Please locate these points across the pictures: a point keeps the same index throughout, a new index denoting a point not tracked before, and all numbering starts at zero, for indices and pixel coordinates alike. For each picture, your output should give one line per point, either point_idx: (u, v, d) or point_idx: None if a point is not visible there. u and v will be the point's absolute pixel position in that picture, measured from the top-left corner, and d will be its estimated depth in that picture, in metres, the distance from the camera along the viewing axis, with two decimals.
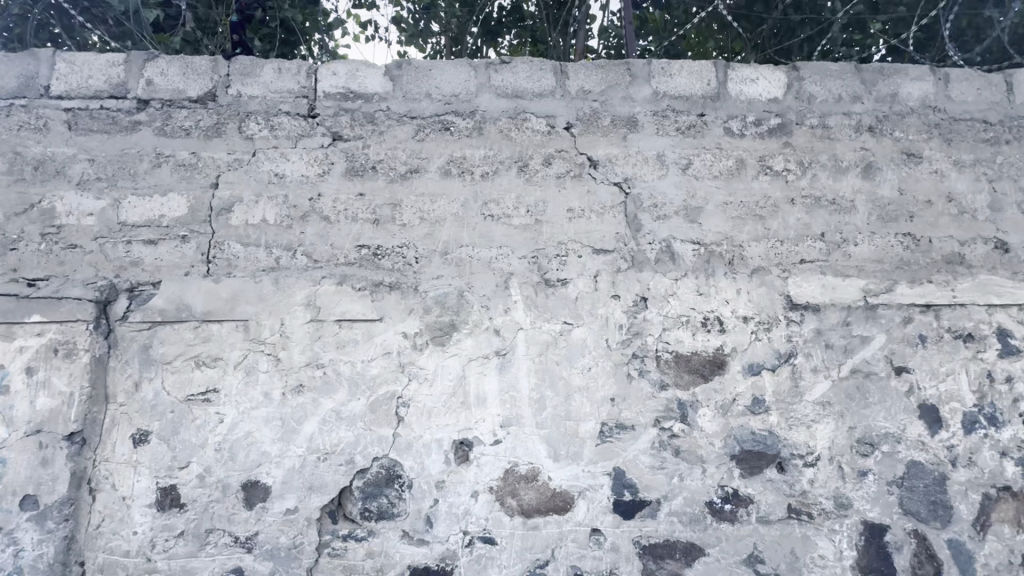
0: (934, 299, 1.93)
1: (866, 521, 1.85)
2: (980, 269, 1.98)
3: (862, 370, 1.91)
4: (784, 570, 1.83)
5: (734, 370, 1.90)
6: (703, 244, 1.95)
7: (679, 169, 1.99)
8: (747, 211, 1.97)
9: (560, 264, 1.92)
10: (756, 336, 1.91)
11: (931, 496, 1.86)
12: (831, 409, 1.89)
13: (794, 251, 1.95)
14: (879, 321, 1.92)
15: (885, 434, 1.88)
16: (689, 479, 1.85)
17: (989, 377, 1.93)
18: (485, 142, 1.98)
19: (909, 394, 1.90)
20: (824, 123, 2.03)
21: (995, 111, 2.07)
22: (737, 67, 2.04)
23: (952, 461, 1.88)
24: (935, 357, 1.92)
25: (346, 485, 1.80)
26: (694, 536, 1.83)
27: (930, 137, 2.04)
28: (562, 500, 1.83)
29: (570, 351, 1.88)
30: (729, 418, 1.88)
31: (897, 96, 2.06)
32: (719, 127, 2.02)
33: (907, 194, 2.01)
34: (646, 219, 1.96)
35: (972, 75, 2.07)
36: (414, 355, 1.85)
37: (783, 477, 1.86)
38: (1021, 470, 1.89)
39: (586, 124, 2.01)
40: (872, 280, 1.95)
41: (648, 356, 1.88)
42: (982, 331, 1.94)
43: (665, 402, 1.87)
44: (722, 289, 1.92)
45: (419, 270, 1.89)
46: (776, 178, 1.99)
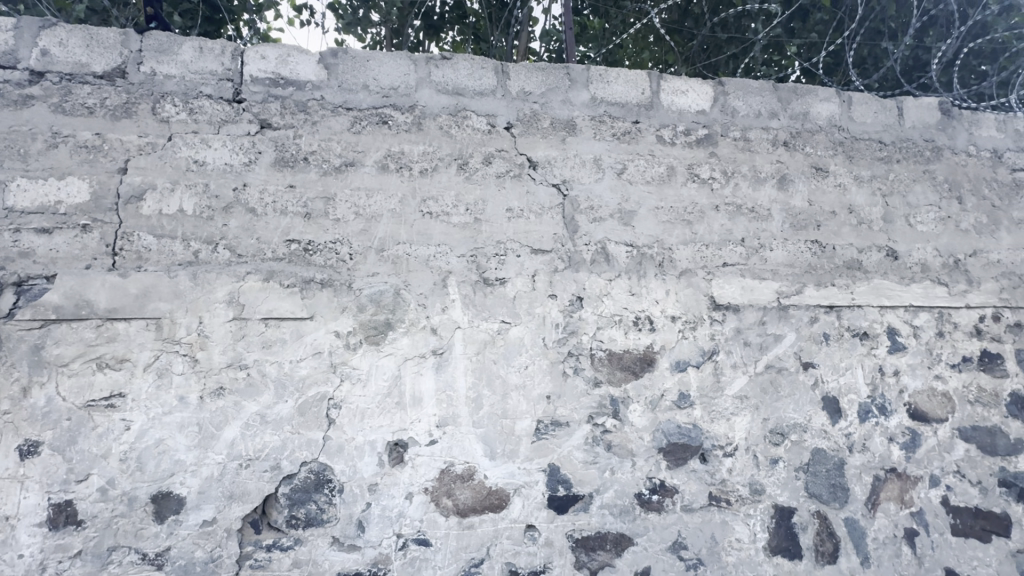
0: (836, 301, 2.13)
1: (776, 505, 2.01)
2: (875, 274, 2.20)
3: (775, 366, 2.07)
4: (705, 555, 1.94)
5: (663, 367, 1.99)
6: (636, 246, 2.03)
7: (614, 173, 2.06)
8: (677, 216, 2.08)
9: (499, 263, 1.93)
10: (682, 335, 2.01)
11: (831, 480, 2.05)
12: (748, 402, 2.03)
13: (718, 254, 2.08)
14: (790, 321, 2.09)
15: (793, 424, 2.05)
16: (620, 472, 1.92)
17: (880, 371, 2.15)
18: (424, 138, 1.95)
19: (814, 388, 2.09)
20: (745, 136, 2.18)
21: (888, 132, 2.31)
22: (669, 78, 2.14)
23: (849, 447, 2.08)
24: (836, 353, 2.12)
25: (271, 492, 1.71)
26: (623, 527, 1.90)
27: (835, 154, 2.24)
28: (497, 498, 1.84)
29: (507, 350, 1.89)
30: (657, 412, 1.97)
31: (808, 114, 2.24)
32: (652, 135, 2.11)
33: (815, 205, 2.20)
34: (583, 220, 2.01)
35: (870, 99, 2.30)
36: (347, 355, 1.79)
37: (705, 467, 1.98)
38: (905, 453, 2.13)
39: (526, 125, 2.03)
40: (784, 283, 2.11)
41: (583, 354, 1.94)
42: (875, 329, 2.16)
43: (598, 398, 1.93)
44: (653, 290, 2.01)
45: (353, 267, 1.83)
46: (702, 185, 2.11)
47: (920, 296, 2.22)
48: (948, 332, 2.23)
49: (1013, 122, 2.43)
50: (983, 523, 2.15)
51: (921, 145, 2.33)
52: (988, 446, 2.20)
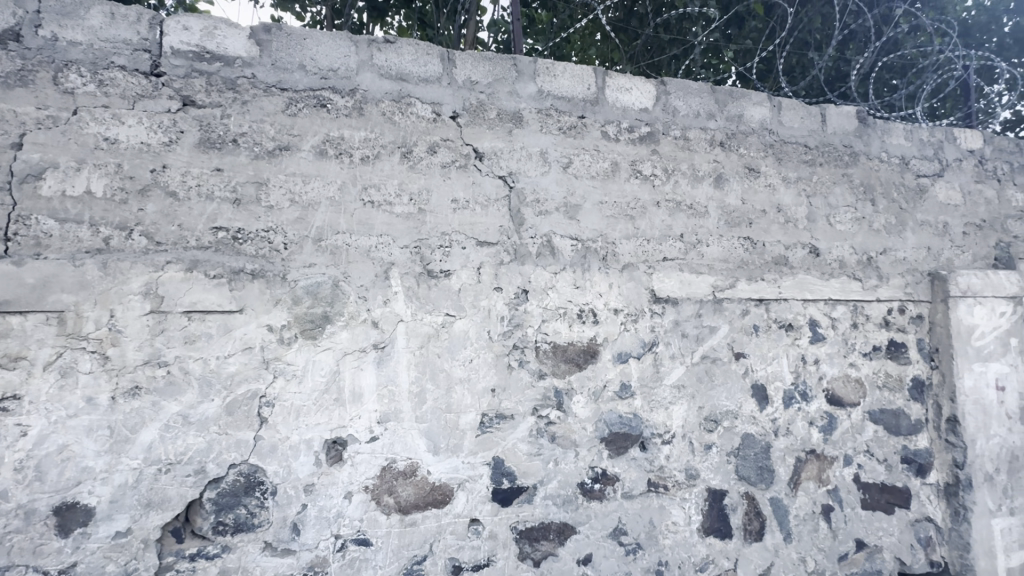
0: (765, 295, 2.26)
1: (710, 488, 2.11)
2: (800, 270, 2.35)
3: (710, 356, 2.16)
4: (644, 539, 2.00)
5: (605, 359, 2.03)
6: (581, 240, 2.05)
7: (560, 167, 2.07)
8: (620, 211, 2.12)
9: (443, 255, 1.89)
10: (625, 327, 2.06)
11: (759, 462, 2.18)
12: (684, 391, 2.12)
13: (658, 249, 2.15)
14: (724, 313, 2.20)
15: (725, 412, 2.16)
16: (563, 462, 1.95)
17: (803, 360, 2.31)
18: (366, 124, 1.87)
19: (745, 376, 2.21)
20: (685, 135, 2.26)
21: (813, 137, 2.46)
22: (614, 75, 2.17)
23: (775, 431, 2.22)
24: (765, 344, 2.25)
25: (194, 497, 1.59)
26: (566, 517, 1.93)
27: (766, 156, 2.37)
28: (440, 494, 1.81)
29: (452, 343, 1.86)
30: (600, 403, 2.01)
31: (742, 117, 2.35)
32: (597, 130, 2.14)
33: (748, 203, 2.31)
34: (529, 213, 2.01)
35: (798, 105, 2.45)
36: (281, 350, 1.69)
37: (645, 455, 2.04)
38: (823, 435, 2.30)
39: (472, 114, 1.99)
40: (719, 277, 2.21)
41: (528, 346, 1.94)
42: (799, 321, 2.31)
43: (543, 390, 1.95)
44: (596, 283, 2.04)
45: (288, 257, 1.73)
46: (644, 181, 2.17)
47: (838, 290, 2.39)
48: (861, 323, 2.42)
49: (918, 132, 2.67)
50: (888, 497, 2.36)
51: (841, 150, 2.51)
52: (893, 427, 2.42)
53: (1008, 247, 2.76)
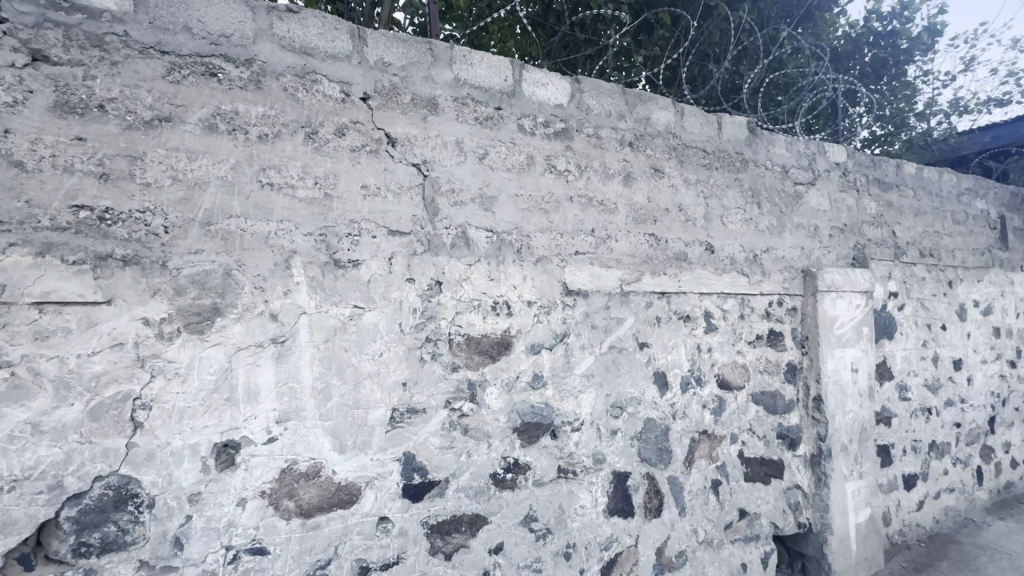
0: (667, 288, 2.42)
1: (615, 471, 2.22)
2: (697, 265, 2.54)
3: (617, 346, 2.28)
4: (554, 524, 2.07)
5: (519, 350, 2.06)
6: (495, 232, 2.05)
7: (476, 157, 2.05)
8: (535, 205, 2.15)
9: (352, 244, 1.79)
10: (538, 319, 2.10)
11: (659, 444, 2.34)
12: (593, 380, 2.21)
13: (571, 243, 2.20)
14: (630, 305, 2.32)
15: (630, 398, 2.29)
16: (476, 454, 1.95)
17: (698, 349, 2.51)
18: (264, 99, 1.71)
19: (647, 365, 2.35)
20: (597, 134, 2.34)
21: (710, 142, 2.67)
22: (531, 69, 2.18)
23: (673, 415, 2.40)
24: (665, 334, 2.41)
25: (48, 518, 1.38)
26: (479, 508, 1.94)
27: (670, 158, 2.53)
28: (347, 493, 1.74)
29: (360, 336, 1.78)
30: (512, 394, 2.03)
31: (649, 119, 2.48)
32: (513, 123, 2.14)
33: (653, 202, 2.45)
34: (443, 203, 1.96)
35: (698, 113, 2.63)
36: (160, 346, 1.51)
37: (555, 442, 2.10)
38: (714, 417, 2.51)
39: (385, 97, 1.90)
40: (626, 271, 2.33)
41: (441, 339, 1.91)
42: (695, 313, 2.51)
43: (456, 382, 1.93)
44: (511, 275, 2.06)
45: (170, 242, 1.55)
46: (558, 176, 2.21)
47: (729, 285, 2.62)
48: (747, 314, 2.68)
49: (797, 144, 2.99)
50: (765, 469, 2.65)
51: (734, 156, 2.74)
52: (771, 407, 2.71)
53: (863, 248, 3.19)
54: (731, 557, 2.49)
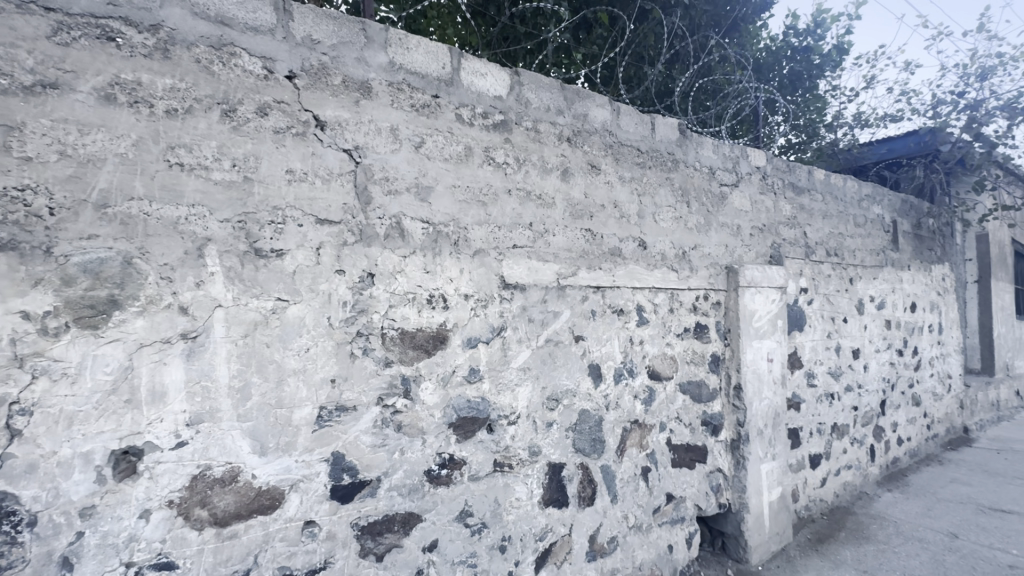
0: (602, 282, 2.48)
1: (550, 462, 2.25)
2: (631, 261, 2.62)
3: (553, 339, 2.30)
4: (489, 518, 2.06)
5: (455, 344, 2.02)
6: (432, 224, 1.99)
7: (412, 145, 1.98)
8: (473, 196, 2.11)
9: (275, 233, 1.67)
10: (474, 312, 2.07)
11: (593, 435, 2.40)
12: (529, 373, 2.22)
13: (509, 236, 2.19)
14: (566, 299, 2.35)
15: (565, 390, 2.33)
16: (410, 451, 1.89)
17: (630, 341, 2.59)
18: (173, 70, 1.55)
19: (583, 357, 2.40)
20: (536, 128, 2.34)
21: (644, 142, 2.75)
22: (469, 58, 2.14)
23: (606, 406, 2.46)
24: (600, 327, 2.47)
25: None
26: (412, 506, 1.89)
27: (607, 155, 2.58)
28: (269, 499, 1.63)
29: (284, 331, 1.67)
30: (448, 389, 2.00)
31: (587, 116, 2.52)
32: (451, 112, 2.09)
33: (590, 197, 2.49)
34: (376, 192, 1.88)
35: (633, 112, 2.70)
36: (43, 344, 1.34)
37: (491, 436, 2.10)
38: (644, 407, 2.61)
39: (313, 77, 1.79)
40: (563, 265, 2.36)
41: (373, 333, 1.83)
42: (628, 307, 2.59)
43: (389, 378, 1.86)
44: (447, 268, 2.01)
45: (56, 225, 1.36)
46: (497, 169, 2.19)
47: (660, 280, 2.73)
48: (677, 308, 2.80)
49: (723, 147, 3.16)
50: (690, 454, 2.80)
51: (666, 156, 2.85)
52: (696, 396, 2.86)
53: (779, 247, 3.44)
54: (658, 540, 2.61)
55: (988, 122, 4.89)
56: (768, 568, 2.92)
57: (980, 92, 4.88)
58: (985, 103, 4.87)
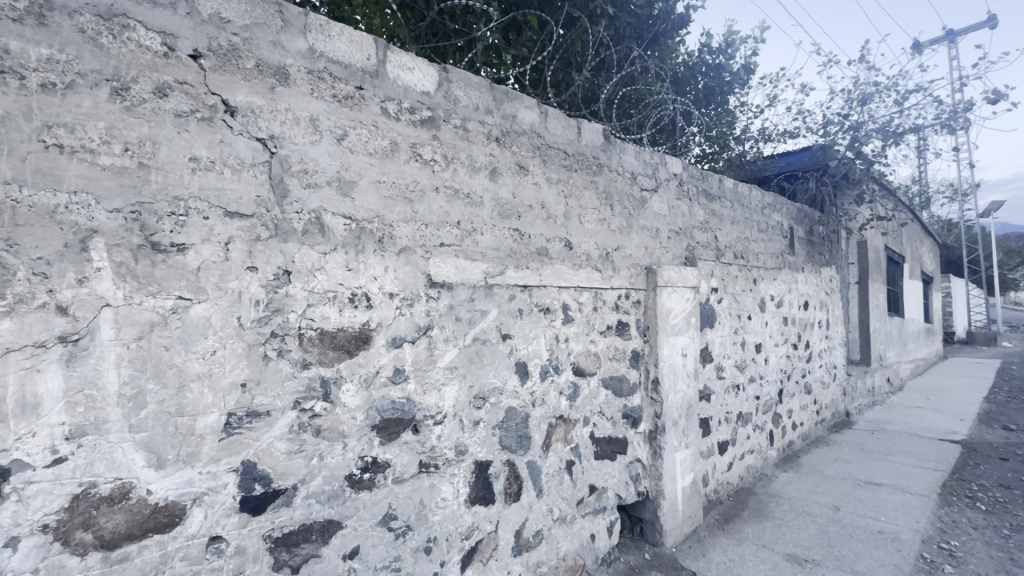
0: (529, 282, 2.52)
1: (477, 461, 2.26)
2: (557, 260, 2.69)
3: (480, 338, 2.31)
4: (414, 520, 2.03)
5: (378, 344, 1.97)
6: (355, 220, 1.92)
7: (333, 138, 1.90)
8: (399, 193, 2.07)
9: (176, 225, 1.54)
10: (400, 312, 2.03)
11: (519, 431, 2.44)
12: (456, 372, 2.21)
13: (436, 234, 2.17)
14: (494, 298, 2.37)
15: (492, 389, 2.35)
16: (329, 456, 1.82)
17: (556, 339, 2.66)
18: (50, 39, 1.37)
19: (510, 355, 2.43)
20: (464, 126, 2.33)
21: (571, 145, 2.84)
22: (396, 51, 2.09)
23: (532, 402, 2.52)
24: (527, 326, 2.51)
25: None
26: (332, 513, 1.81)
27: (534, 157, 2.63)
28: (168, 515, 1.49)
29: (187, 332, 1.54)
30: (371, 390, 1.94)
31: (516, 118, 2.55)
32: (376, 105, 2.03)
33: (517, 198, 2.53)
34: (294, 184, 1.78)
35: (560, 116, 2.77)
36: None
37: (416, 437, 2.06)
38: (569, 403, 2.70)
39: (222, 58, 1.66)
40: (490, 265, 2.37)
41: (289, 333, 1.74)
42: (555, 306, 2.66)
43: (307, 381, 1.77)
44: (371, 266, 1.95)
45: None
46: (424, 165, 2.16)
47: (584, 280, 2.82)
48: (600, 307, 2.92)
49: (644, 154, 3.33)
50: (612, 446, 2.93)
51: (592, 160, 2.95)
52: (618, 390, 3.00)
53: (693, 249, 3.69)
54: (582, 530, 2.71)
55: (866, 142, 5.55)
56: (682, 549, 3.12)
57: (860, 115, 5.52)
58: (864, 125, 5.52)
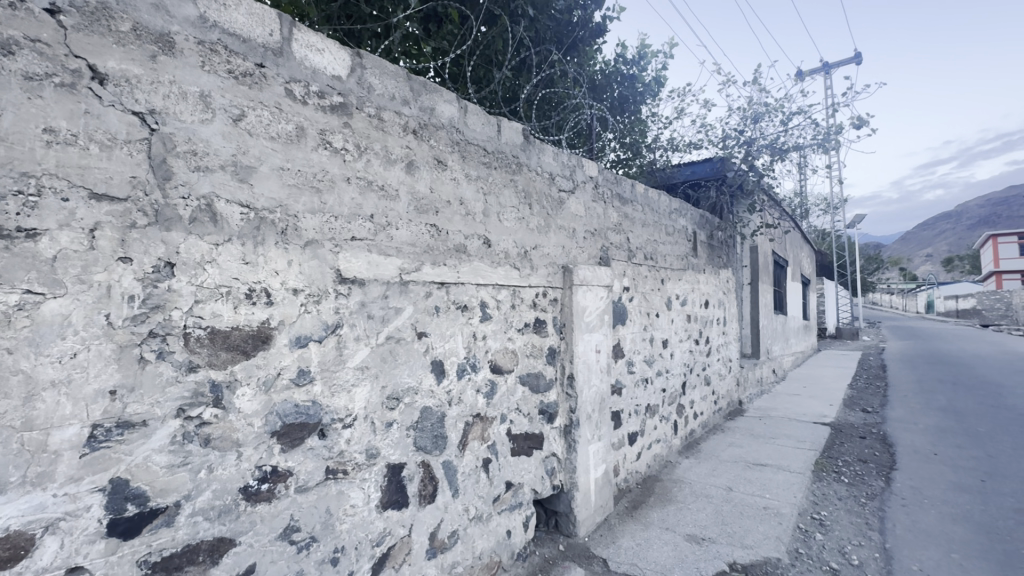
0: (446, 279, 2.48)
1: (390, 464, 2.18)
2: (475, 258, 2.67)
3: (394, 336, 2.22)
4: (319, 530, 1.91)
5: (280, 344, 1.82)
6: (253, 209, 1.76)
7: (228, 117, 1.72)
8: (305, 181, 1.93)
9: (25, 207, 1.31)
10: (305, 309, 1.89)
11: (434, 431, 2.40)
12: (368, 372, 2.11)
13: (347, 227, 2.05)
14: (409, 295, 2.29)
15: (407, 388, 2.27)
16: (221, 468, 1.65)
17: (473, 337, 2.64)
18: None
19: (425, 354, 2.37)
20: (379, 115, 2.23)
21: (490, 142, 2.83)
22: (303, 29, 1.94)
23: (448, 401, 2.48)
24: (444, 324, 2.47)
25: None
26: (223, 530, 1.65)
27: (453, 152, 2.58)
28: (10, 549, 1.27)
29: (37, 332, 1.31)
30: (271, 394, 1.79)
31: (434, 111, 2.49)
32: (279, 85, 1.87)
33: (435, 193, 2.47)
34: (179, 166, 1.60)
35: (480, 112, 2.75)
36: None
37: (323, 442, 1.94)
38: (486, 401, 2.69)
39: (87, 17, 1.44)
40: (406, 261, 2.29)
41: (172, 333, 1.55)
42: (472, 303, 2.63)
43: (193, 386, 1.60)
44: (272, 259, 1.80)
45: None
46: (334, 154, 2.03)
47: (502, 278, 2.83)
48: (518, 304, 2.94)
49: (562, 156, 3.41)
50: (528, 442, 2.97)
51: (511, 159, 2.97)
52: (534, 387, 3.05)
53: (607, 250, 3.85)
54: (498, 527, 2.71)
55: (758, 157, 6.14)
56: (594, 538, 3.24)
57: (753, 132, 6.09)
58: (756, 141, 6.10)
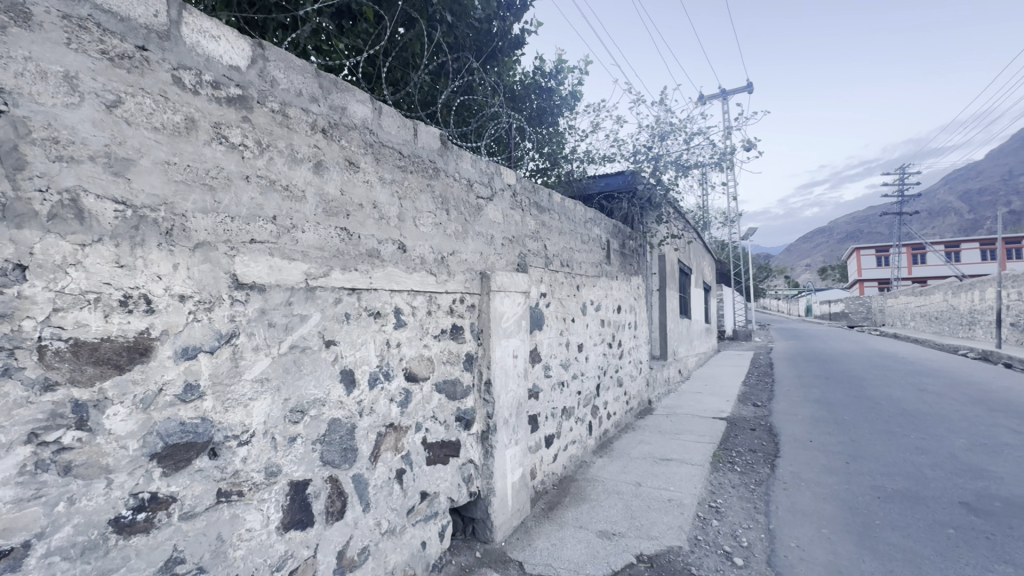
0: (357, 284, 2.39)
1: (292, 481, 2.05)
2: (389, 263, 2.60)
3: (299, 345, 2.10)
4: (209, 560, 1.74)
5: (162, 356, 1.65)
6: (130, 206, 1.58)
7: (101, 103, 1.54)
8: (195, 178, 1.76)
9: None
10: (193, 317, 1.73)
11: (343, 444, 2.29)
12: (268, 385, 1.97)
13: (245, 229, 1.91)
14: (316, 302, 2.18)
15: (312, 400, 2.15)
16: (85, 499, 1.45)
17: (387, 345, 2.57)
18: None
19: (334, 363, 2.26)
20: (283, 112, 2.10)
21: (407, 146, 2.78)
22: (195, 13, 1.78)
23: (359, 412, 2.38)
24: (354, 331, 2.37)
25: None
26: (87, 570, 1.45)
27: (366, 154, 2.51)
28: None
29: None
30: (151, 412, 1.61)
31: (346, 110, 2.40)
32: (165, 71, 1.71)
33: (346, 195, 2.37)
34: (35, 155, 1.40)
35: (395, 115, 2.70)
36: None
37: (214, 462, 1.78)
38: (400, 410, 2.62)
39: None
40: (313, 265, 2.17)
41: (22, 346, 1.35)
42: (385, 310, 2.56)
43: (50, 406, 1.40)
44: (153, 262, 1.62)
45: None
46: (231, 150, 1.89)
47: (418, 283, 2.78)
48: (434, 310, 2.91)
49: (480, 163, 3.43)
50: (445, 450, 2.93)
51: (427, 164, 2.93)
52: (451, 394, 3.02)
53: (524, 256, 3.93)
54: (411, 539, 2.64)
55: (664, 172, 6.61)
56: (510, 542, 3.26)
57: (660, 149, 6.55)
58: (663, 157, 6.56)
